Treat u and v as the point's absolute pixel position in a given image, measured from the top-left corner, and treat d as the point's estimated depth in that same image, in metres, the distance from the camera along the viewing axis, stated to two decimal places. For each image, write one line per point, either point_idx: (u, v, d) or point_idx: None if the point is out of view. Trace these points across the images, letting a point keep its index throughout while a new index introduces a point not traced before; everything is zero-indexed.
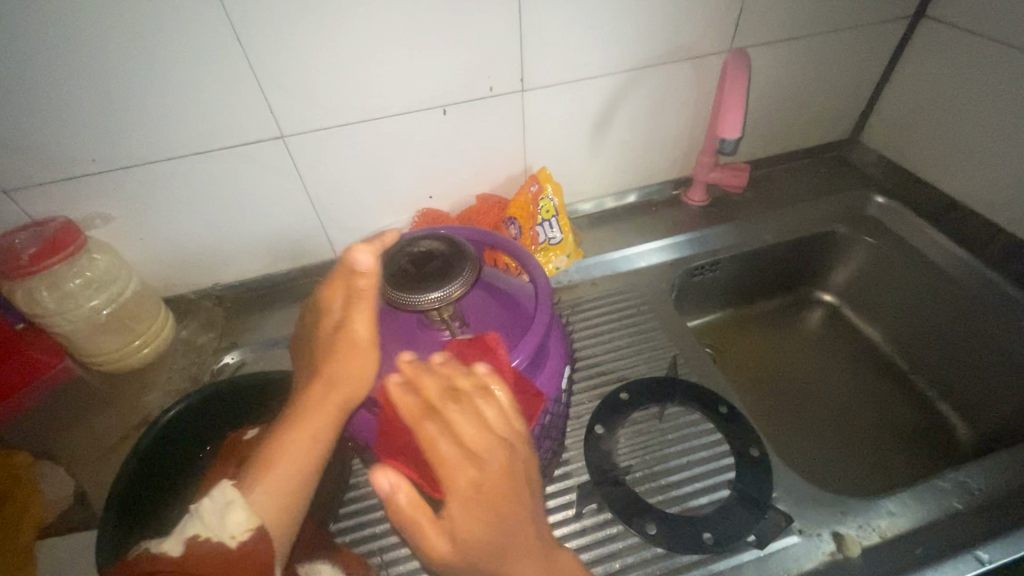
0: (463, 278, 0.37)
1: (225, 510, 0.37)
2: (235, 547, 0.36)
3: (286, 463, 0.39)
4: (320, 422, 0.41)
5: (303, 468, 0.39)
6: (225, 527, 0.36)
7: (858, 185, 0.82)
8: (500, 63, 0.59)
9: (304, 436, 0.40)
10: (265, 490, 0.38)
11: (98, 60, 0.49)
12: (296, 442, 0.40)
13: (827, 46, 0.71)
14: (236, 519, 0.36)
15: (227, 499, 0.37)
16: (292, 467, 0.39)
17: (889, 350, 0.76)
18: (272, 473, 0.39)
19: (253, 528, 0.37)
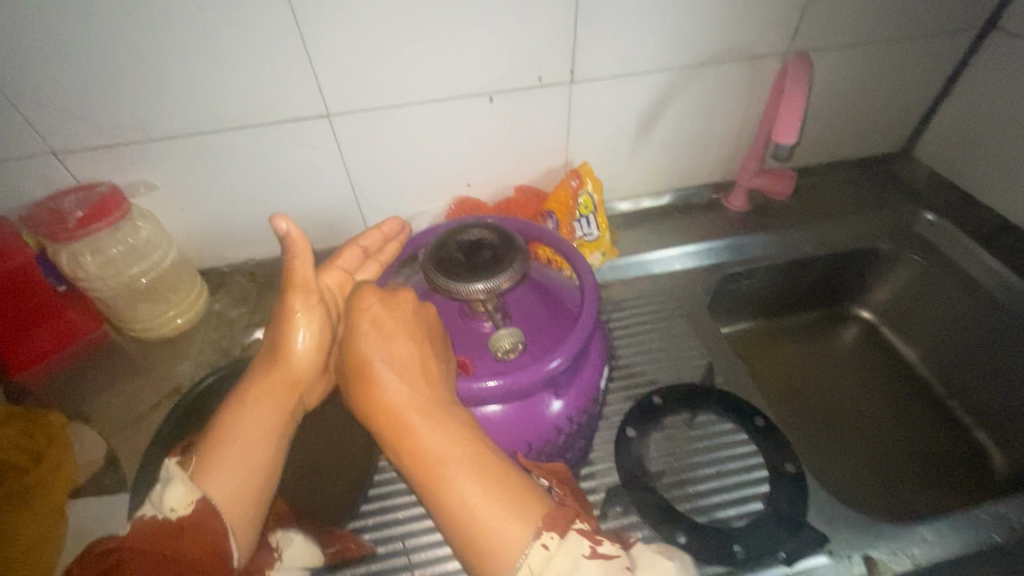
0: (513, 270, 0.37)
1: (165, 486, 0.37)
2: (176, 517, 0.36)
3: (229, 434, 0.40)
4: (264, 400, 0.42)
5: (250, 439, 0.40)
6: (165, 500, 0.37)
7: (906, 200, 0.79)
8: (552, 52, 0.58)
9: (252, 412, 0.41)
10: (208, 462, 0.38)
11: (154, 28, 0.48)
12: (240, 415, 0.41)
13: (888, 54, 0.69)
14: (178, 492, 0.37)
15: (169, 477, 0.38)
16: (236, 436, 0.40)
17: (926, 373, 0.74)
18: (217, 447, 0.39)
19: (196, 499, 0.37)
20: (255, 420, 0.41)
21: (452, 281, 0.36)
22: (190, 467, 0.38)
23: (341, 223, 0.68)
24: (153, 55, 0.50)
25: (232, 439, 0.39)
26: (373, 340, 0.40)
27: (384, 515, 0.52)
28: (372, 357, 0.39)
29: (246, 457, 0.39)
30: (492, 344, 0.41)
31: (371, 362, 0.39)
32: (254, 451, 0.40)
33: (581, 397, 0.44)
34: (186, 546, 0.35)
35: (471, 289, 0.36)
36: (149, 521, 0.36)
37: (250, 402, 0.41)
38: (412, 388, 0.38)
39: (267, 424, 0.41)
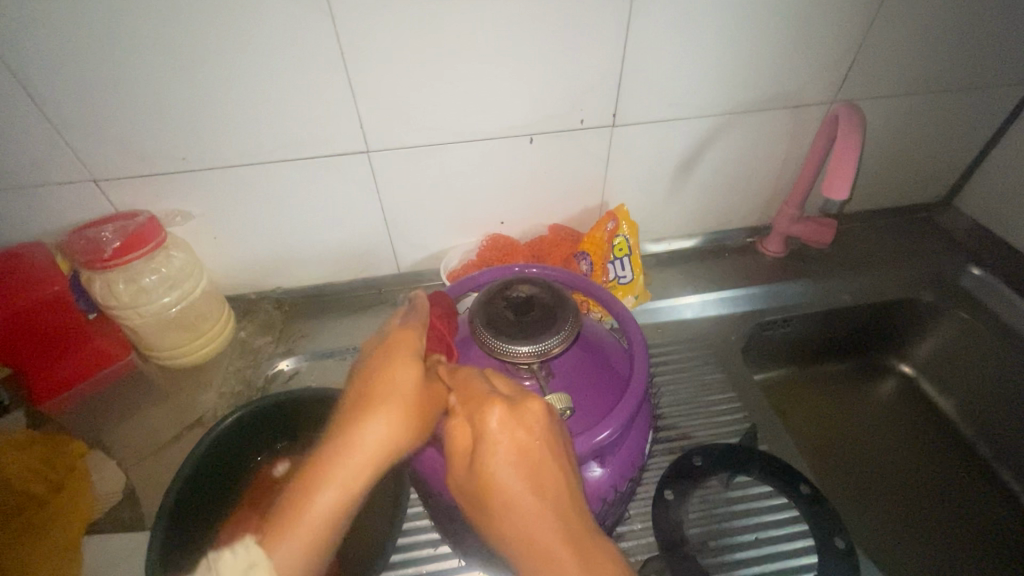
0: (564, 333, 0.36)
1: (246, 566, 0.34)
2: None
3: (312, 517, 0.36)
4: (354, 478, 0.37)
5: (330, 525, 0.36)
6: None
7: (949, 253, 0.77)
8: (596, 97, 0.57)
9: (335, 496, 0.36)
10: (288, 550, 0.35)
11: (203, 61, 0.49)
12: (326, 497, 0.36)
13: (935, 106, 0.67)
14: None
15: (250, 560, 0.35)
16: (316, 526, 0.36)
17: (972, 435, 0.70)
18: (299, 529, 0.36)
19: None
20: (333, 505, 0.36)
21: (502, 343, 0.35)
22: (275, 550, 0.35)
23: (372, 256, 0.68)
24: (197, 89, 0.50)
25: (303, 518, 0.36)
26: (492, 419, 0.35)
27: (407, 566, 0.49)
28: (492, 451, 0.35)
29: (318, 543, 0.36)
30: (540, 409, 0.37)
31: (492, 452, 0.35)
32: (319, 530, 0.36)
33: (626, 463, 0.42)
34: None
35: (522, 353, 0.35)
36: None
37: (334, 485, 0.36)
38: (534, 490, 0.34)
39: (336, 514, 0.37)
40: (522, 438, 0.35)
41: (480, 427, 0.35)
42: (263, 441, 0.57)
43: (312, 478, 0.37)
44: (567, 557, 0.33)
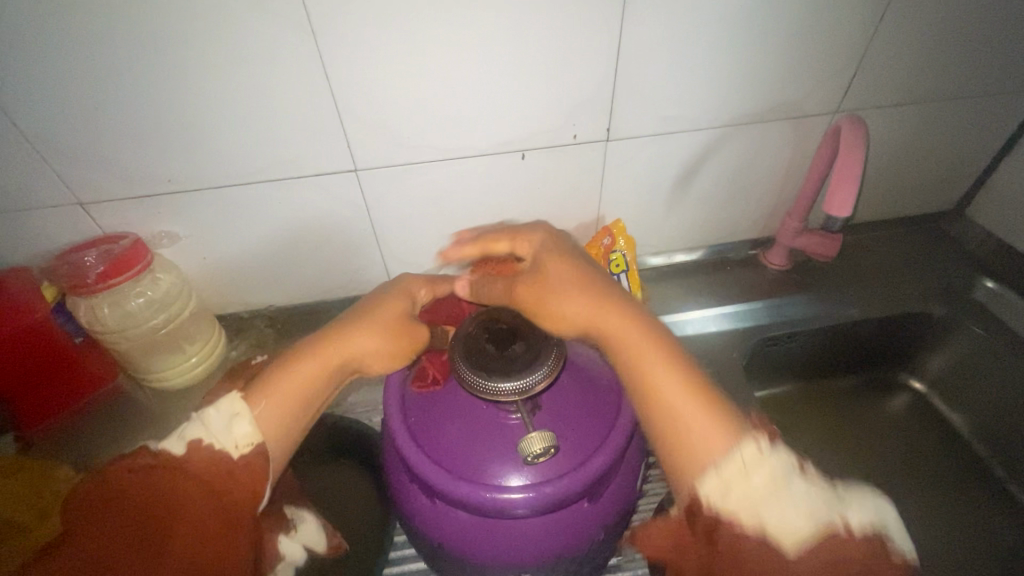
0: (546, 370, 0.37)
1: (232, 419, 0.39)
2: (237, 457, 0.38)
3: (291, 385, 0.40)
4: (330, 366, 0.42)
5: (305, 397, 0.41)
6: (231, 435, 0.38)
7: (961, 265, 0.74)
8: (588, 111, 0.56)
9: (312, 373, 0.41)
10: (269, 406, 0.39)
11: (185, 84, 0.48)
12: (306, 371, 0.41)
13: (943, 114, 0.65)
14: (244, 431, 0.38)
15: (235, 411, 0.39)
16: (294, 395, 0.40)
17: (986, 455, 0.67)
18: (278, 394, 0.40)
19: (254, 443, 0.38)
20: (310, 377, 0.41)
21: (486, 382, 0.36)
22: (256, 405, 0.39)
23: (364, 273, 0.67)
24: (180, 111, 0.49)
25: (282, 384, 0.40)
26: (576, 284, 0.41)
27: None
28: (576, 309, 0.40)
29: (293, 417, 0.40)
30: (521, 449, 0.35)
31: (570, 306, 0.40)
32: (298, 396, 0.41)
33: (616, 502, 0.39)
34: (233, 490, 0.37)
35: (503, 389, 0.36)
36: (205, 448, 0.38)
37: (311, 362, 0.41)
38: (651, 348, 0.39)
39: (312, 385, 0.41)
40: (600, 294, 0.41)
41: (561, 291, 0.40)
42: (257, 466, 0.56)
43: (296, 357, 0.42)
44: (681, 388, 0.37)
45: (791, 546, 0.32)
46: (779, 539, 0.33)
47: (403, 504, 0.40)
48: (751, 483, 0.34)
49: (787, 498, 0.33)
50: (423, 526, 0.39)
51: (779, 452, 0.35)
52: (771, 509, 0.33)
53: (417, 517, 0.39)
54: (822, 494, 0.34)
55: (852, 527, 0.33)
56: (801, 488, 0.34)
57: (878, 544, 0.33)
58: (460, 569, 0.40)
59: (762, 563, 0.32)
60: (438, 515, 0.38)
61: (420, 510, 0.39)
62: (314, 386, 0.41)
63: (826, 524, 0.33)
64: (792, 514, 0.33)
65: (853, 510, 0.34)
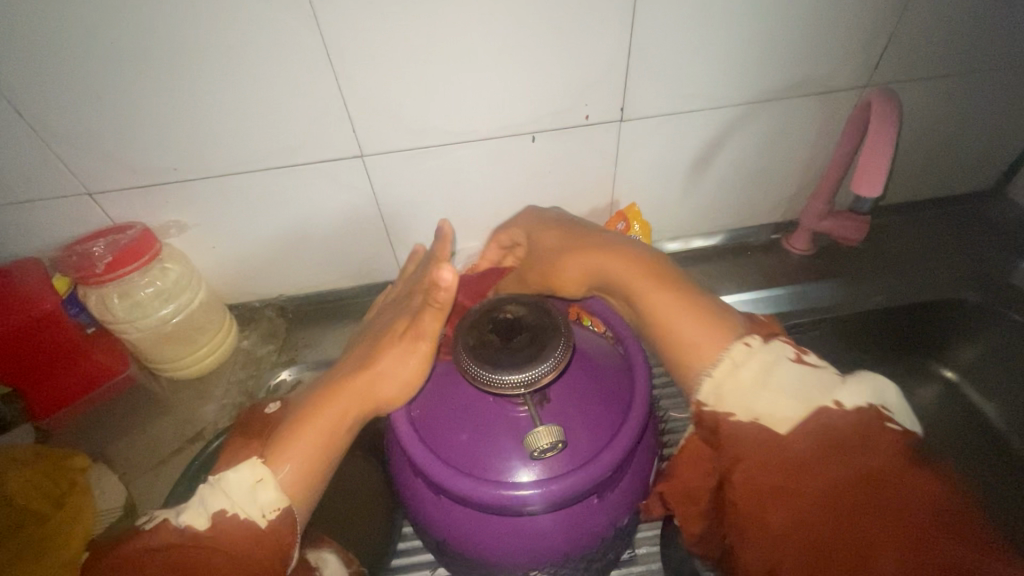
0: (555, 360, 0.32)
1: (256, 489, 0.37)
2: (264, 526, 0.37)
3: (312, 432, 0.39)
4: (352, 411, 0.41)
5: (328, 442, 0.40)
6: (255, 502, 0.37)
7: (998, 248, 0.70)
8: (601, 90, 0.53)
9: (333, 421, 0.40)
10: (291, 460, 0.38)
11: (187, 70, 0.47)
12: (328, 417, 0.40)
13: (983, 87, 0.61)
14: (267, 496, 0.37)
15: (257, 477, 0.37)
16: (315, 445, 0.39)
17: (1023, 448, 0.64)
18: (299, 442, 0.39)
19: (281, 508, 0.37)
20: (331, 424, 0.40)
21: (486, 372, 0.32)
22: (278, 461, 0.38)
23: (374, 261, 0.66)
24: (182, 97, 0.48)
25: (304, 437, 0.39)
26: (565, 248, 0.49)
27: None
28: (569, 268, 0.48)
29: (318, 465, 0.39)
30: (527, 443, 0.33)
31: (566, 269, 0.47)
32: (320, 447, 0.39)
33: (628, 499, 0.38)
34: (260, 559, 0.36)
35: (508, 381, 0.32)
36: (231, 518, 0.36)
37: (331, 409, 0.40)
38: (636, 278, 0.44)
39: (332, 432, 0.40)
40: (582, 251, 0.48)
41: (557, 258, 0.48)
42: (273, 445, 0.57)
43: (313, 405, 0.41)
44: (683, 313, 0.42)
45: (782, 427, 0.36)
46: (772, 422, 0.36)
47: (408, 497, 0.39)
48: (738, 377, 0.38)
49: (773, 387, 0.37)
50: (429, 522, 0.38)
51: (768, 345, 0.39)
52: (756, 398, 0.37)
53: (421, 511, 0.38)
54: (813, 376, 0.37)
55: (847, 402, 0.36)
56: (789, 372, 0.38)
57: (875, 414, 0.35)
58: (466, 566, 0.39)
59: (760, 447, 0.36)
60: (443, 512, 0.37)
61: (424, 505, 0.38)
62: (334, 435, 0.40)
63: (814, 404, 0.36)
64: (779, 400, 0.37)
65: (849, 390, 0.36)
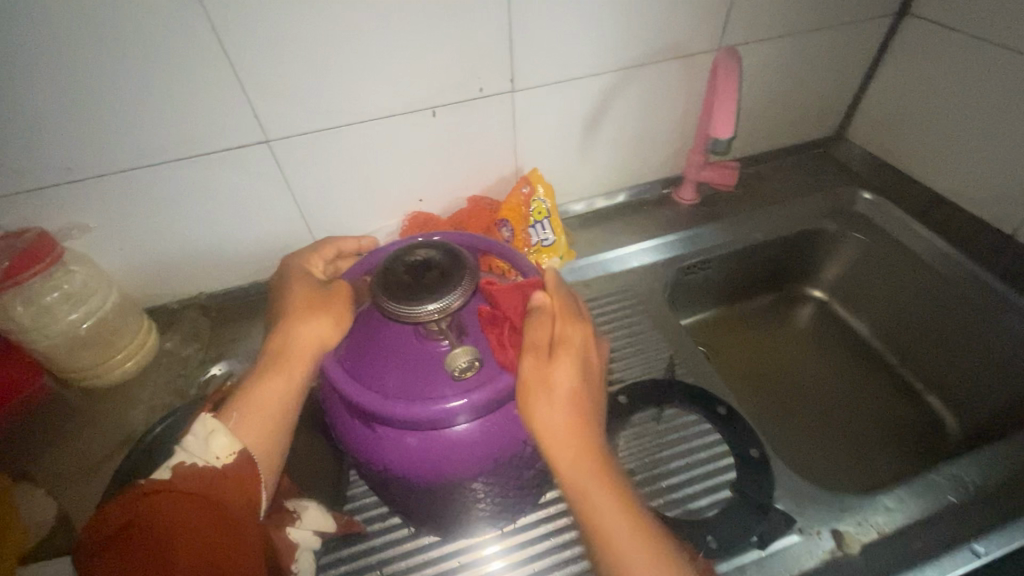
0: (463, 287, 0.36)
1: (207, 437, 0.39)
2: (221, 467, 0.38)
3: (260, 395, 0.42)
4: (292, 370, 0.43)
5: (276, 399, 0.43)
6: (208, 449, 0.39)
7: (845, 182, 0.83)
8: (491, 63, 0.58)
9: (277, 382, 0.43)
10: (243, 420, 0.41)
11: (70, 65, 0.46)
12: (269, 380, 0.43)
13: (815, 44, 0.72)
14: (222, 442, 0.39)
15: (210, 428, 0.40)
16: (266, 404, 0.42)
17: (880, 345, 0.77)
18: (249, 406, 0.42)
19: (236, 452, 0.39)
20: (268, 391, 0.42)
21: (403, 304, 0.36)
22: (229, 421, 0.41)
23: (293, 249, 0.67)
24: (65, 93, 0.47)
25: (244, 409, 0.42)
26: (550, 377, 0.39)
27: (360, 542, 0.51)
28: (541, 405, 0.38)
29: (274, 420, 0.42)
30: (448, 364, 0.38)
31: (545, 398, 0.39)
32: (263, 415, 0.42)
33: None
34: (225, 495, 0.38)
35: (424, 310, 0.36)
36: (190, 467, 0.38)
37: (261, 379, 0.43)
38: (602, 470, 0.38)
39: (272, 398, 0.42)
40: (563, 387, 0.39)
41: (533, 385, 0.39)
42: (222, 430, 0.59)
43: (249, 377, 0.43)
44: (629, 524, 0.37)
45: None
46: None
47: (347, 441, 0.43)
48: None
49: None
50: (365, 455, 0.41)
51: None
52: None
53: (360, 450, 0.42)
54: None
55: None
56: None
57: None
58: (412, 494, 0.43)
59: None
60: (379, 444, 0.40)
61: (359, 439, 0.41)
62: (274, 400, 0.43)
63: None
64: None
65: None
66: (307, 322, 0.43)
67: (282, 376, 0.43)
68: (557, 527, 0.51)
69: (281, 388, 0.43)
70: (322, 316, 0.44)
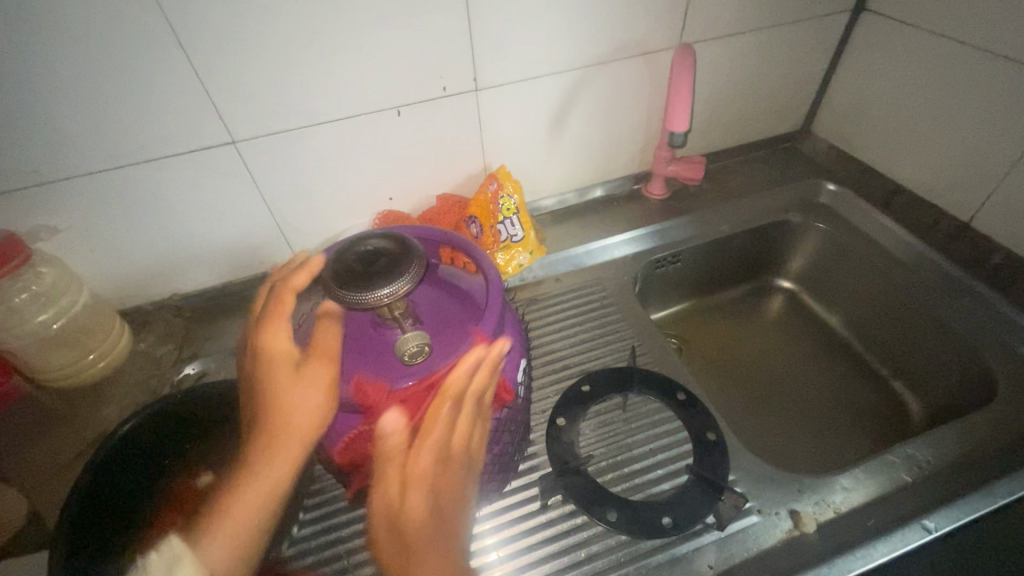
0: (410, 274, 0.38)
1: (172, 565, 0.38)
2: None
3: (236, 510, 0.39)
4: (279, 463, 0.40)
5: (258, 510, 0.40)
6: None
7: (810, 174, 0.85)
8: (453, 62, 0.59)
9: (259, 482, 0.39)
10: (216, 536, 0.39)
11: (35, 70, 0.47)
12: (249, 488, 0.39)
13: (775, 40, 0.73)
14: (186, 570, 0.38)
15: (176, 557, 0.39)
16: (246, 509, 0.40)
17: (846, 333, 0.79)
18: (225, 519, 0.39)
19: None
20: (255, 492, 0.39)
21: (352, 291, 0.37)
22: (200, 542, 0.39)
23: (266, 249, 0.68)
24: (31, 98, 0.48)
25: (227, 517, 0.39)
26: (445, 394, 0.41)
27: (327, 533, 0.52)
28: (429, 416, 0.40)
29: (255, 526, 0.40)
30: (398, 349, 0.42)
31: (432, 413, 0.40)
32: (244, 514, 0.39)
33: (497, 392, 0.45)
34: None
35: (371, 296, 0.37)
36: None
37: (247, 476, 0.39)
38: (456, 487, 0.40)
39: (258, 497, 0.40)
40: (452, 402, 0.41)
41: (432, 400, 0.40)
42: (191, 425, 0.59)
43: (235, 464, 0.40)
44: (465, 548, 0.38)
45: None
46: None
47: None
48: None
49: None
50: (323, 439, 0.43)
51: None
52: None
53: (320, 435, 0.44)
54: None
55: None
56: None
57: None
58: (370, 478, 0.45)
59: None
60: (336, 429, 0.42)
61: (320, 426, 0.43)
62: (261, 501, 0.40)
63: None
64: None
65: None
66: (298, 401, 0.39)
67: (277, 468, 0.40)
68: (520, 513, 0.51)
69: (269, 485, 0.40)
70: (313, 399, 0.40)
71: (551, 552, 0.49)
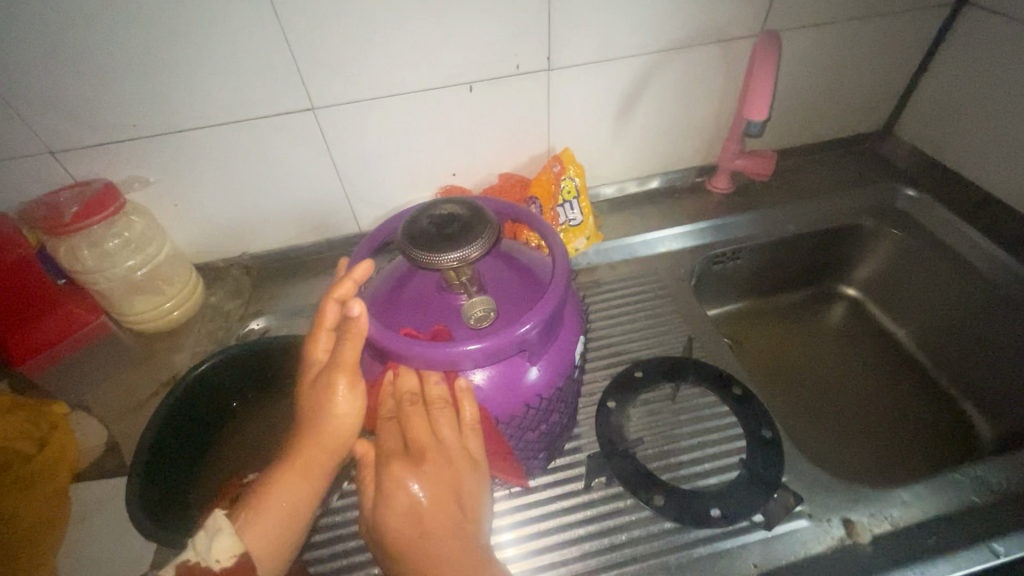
0: (483, 240, 0.39)
1: (214, 536, 0.40)
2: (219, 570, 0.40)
3: (273, 503, 0.41)
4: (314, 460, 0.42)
5: (293, 507, 0.42)
6: (212, 551, 0.40)
7: (888, 178, 0.80)
8: (529, 42, 0.60)
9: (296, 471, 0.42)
10: (253, 517, 0.41)
11: (140, 29, 0.50)
12: (286, 486, 0.42)
13: (864, 32, 0.70)
14: (224, 545, 0.40)
15: (219, 525, 0.41)
16: (281, 506, 0.42)
17: (913, 346, 0.75)
18: (261, 511, 0.41)
19: (238, 553, 0.40)
20: (294, 481, 0.42)
21: (426, 252, 0.38)
22: (238, 521, 0.41)
23: (331, 215, 0.70)
24: (133, 56, 0.52)
25: (268, 502, 0.41)
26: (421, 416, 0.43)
27: None
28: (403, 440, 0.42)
29: (285, 523, 0.42)
30: (465, 314, 0.43)
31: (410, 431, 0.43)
32: (287, 503, 0.42)
33: (557, 365, 0.46)
34: None
35: (444, 258, 0.38)
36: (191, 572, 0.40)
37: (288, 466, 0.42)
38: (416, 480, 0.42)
39: (297, 488, 0.42)
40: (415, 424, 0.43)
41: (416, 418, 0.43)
42: (253, 378, 0.63)
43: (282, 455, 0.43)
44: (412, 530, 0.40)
45: None
46: None
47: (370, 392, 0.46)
48: None
49: None
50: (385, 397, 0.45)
51: None
52: None
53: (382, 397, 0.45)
54: None
55: None
56: None
57: None
58: None
59: None
60: (399, 386, 0.44)
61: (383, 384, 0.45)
62: (300, 490, 0.42)
63: None
64: None
65: None
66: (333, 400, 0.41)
67: (316, 460, 0.42)
68: (562, 490, 0.52)
69: (307, 473, 0.42)
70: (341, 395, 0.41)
71: (593, 531, 0.49)
